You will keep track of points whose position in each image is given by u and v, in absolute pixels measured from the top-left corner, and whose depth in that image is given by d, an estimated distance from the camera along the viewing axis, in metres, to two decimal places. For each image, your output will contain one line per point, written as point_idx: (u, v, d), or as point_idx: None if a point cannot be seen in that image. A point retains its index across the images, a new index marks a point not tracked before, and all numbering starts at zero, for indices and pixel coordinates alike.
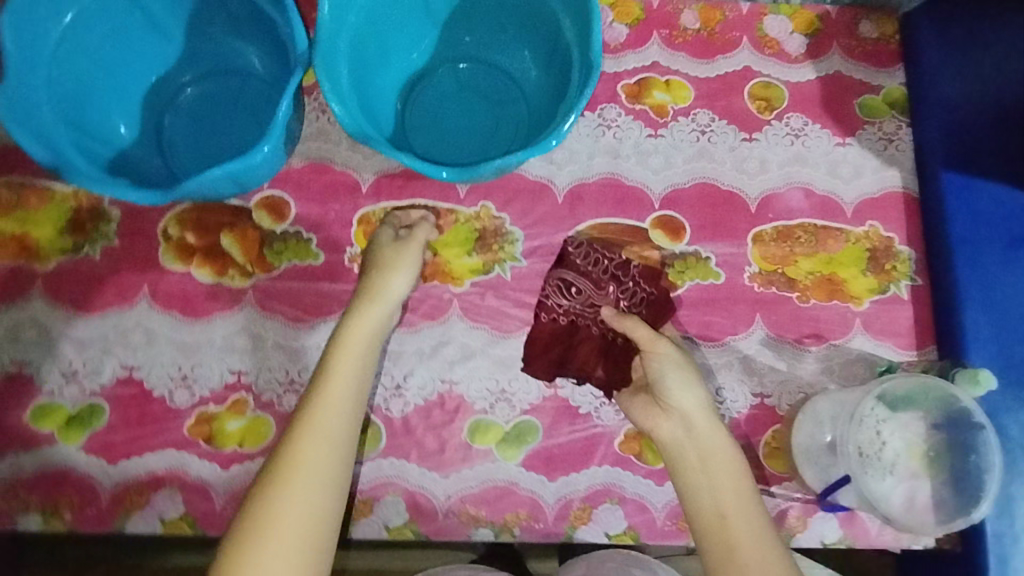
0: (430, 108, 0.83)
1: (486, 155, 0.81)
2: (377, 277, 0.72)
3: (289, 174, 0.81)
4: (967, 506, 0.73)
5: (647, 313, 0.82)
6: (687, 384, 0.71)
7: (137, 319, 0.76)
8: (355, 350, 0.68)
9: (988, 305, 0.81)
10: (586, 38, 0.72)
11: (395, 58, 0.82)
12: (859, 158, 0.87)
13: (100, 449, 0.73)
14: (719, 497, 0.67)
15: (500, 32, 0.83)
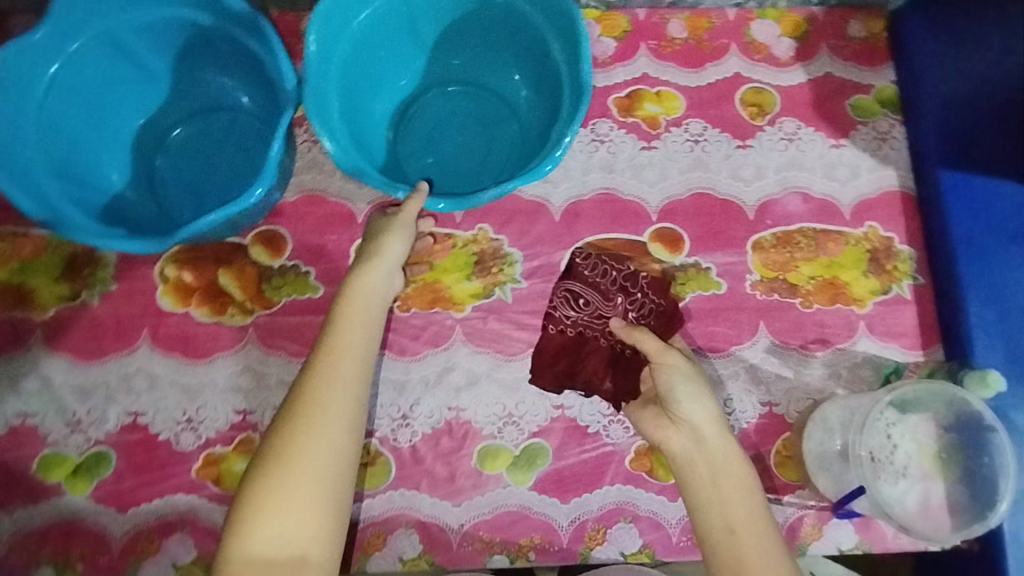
0: (421, 134, 0.83)
1: (482, 179, 0.81)
2: (377, 244, 0.70)
3: (284, 209, 0.80)
4: (983, 510, 0.72)
5: (657, 324, 0.81)
6: (696, 396, 0.70)
7: (139, 363, 0.75)
8: (362, 306, 0.66)
9: (993, 300, 0.80)
10: (575, 59, 0.72)
11: (384, 87, 0.82)
12: (854, 159, 0.87)
13: (108, 496, 0.72)
14: (728, 510, 0.65)
15: (488, 55, 0.83)
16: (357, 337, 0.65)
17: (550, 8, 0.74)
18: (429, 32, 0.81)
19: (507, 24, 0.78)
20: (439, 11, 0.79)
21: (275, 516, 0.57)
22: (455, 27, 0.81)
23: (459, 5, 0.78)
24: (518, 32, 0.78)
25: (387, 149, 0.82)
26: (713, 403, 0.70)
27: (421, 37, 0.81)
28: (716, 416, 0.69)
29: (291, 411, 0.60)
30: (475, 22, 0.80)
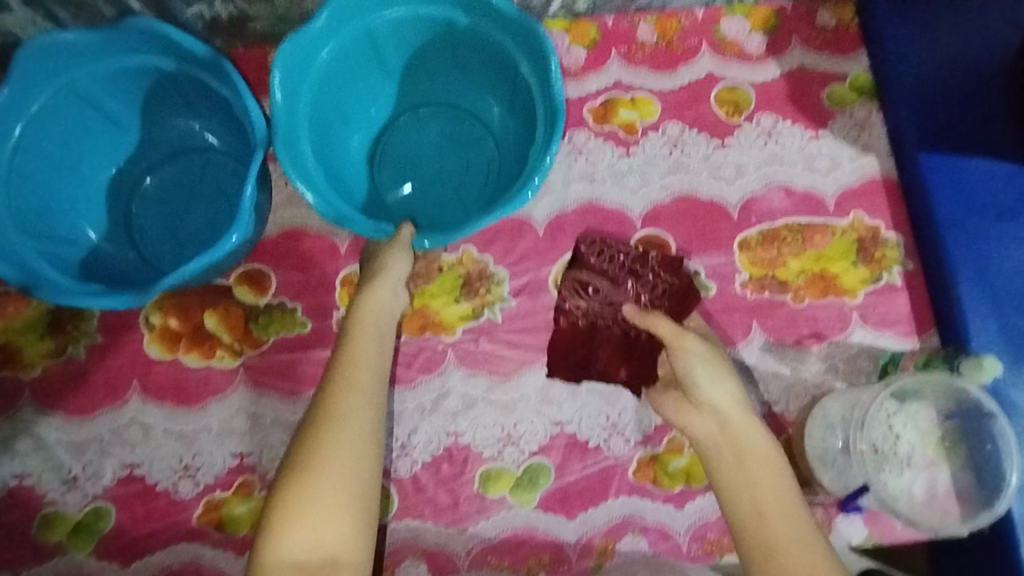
0: (398, 160, 0.83)
1: (464, 204, 0.81)
2: (380, 264, 0.69)
3: (266, 247, 0.80)
4: (989, 500, 0.71)
5: (670, 304, 0.82)
6: (718, 380, 0.67)
7: (131, 414, 0.75)
8: (374, 322, 0.64)
9: (986, 281, 0.79)
10: (546, 78, 0.72)
11: (355, 116, 0.82)
12: (835, 149, 0.87)
13: (110, 552, 0.72)
14: (758, 492, 0.59)
15: (456, 74, 0.83)
16: (370, 350, 0.62)
17: (514, 28, 0.73)
18: (396, 60, 0.80)
19: (474, 45, 0.78)
20: (404, 39, 0.78)
21: (306, 535, 0.52)
22: (422, 51, 0.80)
23: (423, 31, 0.78)
24: (485, 53, 0.78)
25: (366, 183, 0.82)
26: (738, 390, 0.67)
27: (388, 66, 0.81)
28: (740, 400, 0.66)
29: (314, 419, 0.57)
30: (441, 45, 0.79)
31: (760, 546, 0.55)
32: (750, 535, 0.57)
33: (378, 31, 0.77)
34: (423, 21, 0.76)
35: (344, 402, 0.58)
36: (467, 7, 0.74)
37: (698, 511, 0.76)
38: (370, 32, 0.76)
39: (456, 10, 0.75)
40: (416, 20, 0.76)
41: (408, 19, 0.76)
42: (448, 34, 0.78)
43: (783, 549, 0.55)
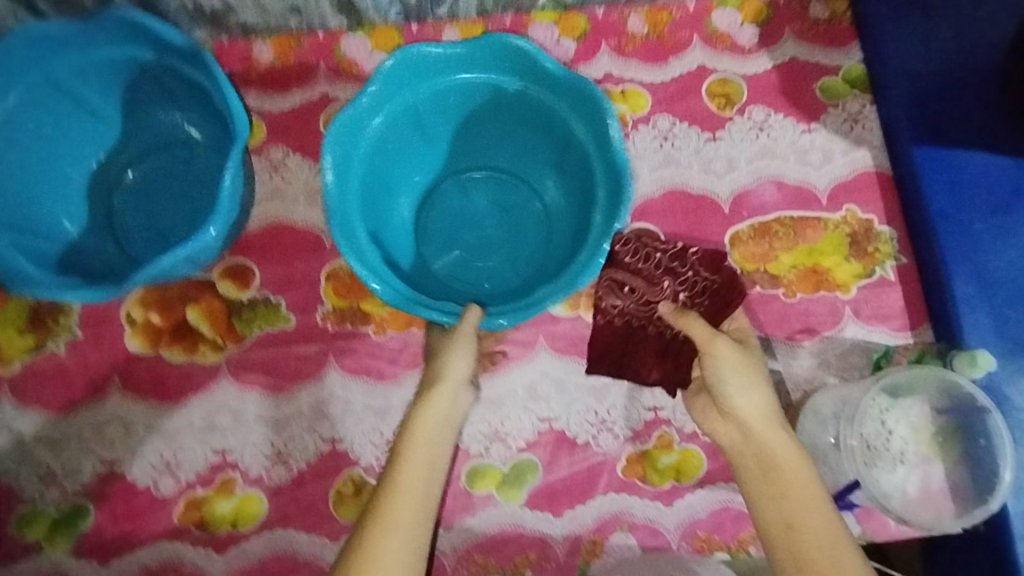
0: (443, 226, 0.82)
1: (516, 269, 0.80)
2: (438, 367, 0.68)
3: (249, 241, 0.79)
4: (983, 495, 0.70)
5: (708, 304, 0.78)
6: (751, 388, 0.66)
7: (111, 411, 0.73)
8: (425, 441, 0.64)
9: (980, 275, 0.77)
10: (602, 137, 0.73)
11: (398, 184, 0.80)
12: (827, 143, 0.86)
13: (88, 550, 0.70)
14: (799, 517, 0.61)
15: (499, 137, 0.82)
16: (419, 478, 0.63)
17: (567, 91, 0.74)
18: (439, 127, 0.80)
19: (520, 109, 0.79)
20: (447, 106, 0.79)
21: None
22: (466, 116, 0.80)
23: (468, 97, 0.78)
24: (531, 115, 0.79)
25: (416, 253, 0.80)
26: (771, 400, 0.66)
27: (431, 134, 0.81)
28: (773, 411, 0.66)
29: (348, 558, 0.59)
30: (484, 110, 0.80)
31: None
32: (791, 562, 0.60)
33: (423, 101, 0.77)
34: (468, 88, 0.77)
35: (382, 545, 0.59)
36: (514, 71, 0.76)
37: (688, 508, 0.75)
38: (415, 102, 0.77)
39: (503, 74, 0.76)
40: (461, 87, 0.77)
41: (453, 87, 0.77)
42: (493, 98, 0.78)
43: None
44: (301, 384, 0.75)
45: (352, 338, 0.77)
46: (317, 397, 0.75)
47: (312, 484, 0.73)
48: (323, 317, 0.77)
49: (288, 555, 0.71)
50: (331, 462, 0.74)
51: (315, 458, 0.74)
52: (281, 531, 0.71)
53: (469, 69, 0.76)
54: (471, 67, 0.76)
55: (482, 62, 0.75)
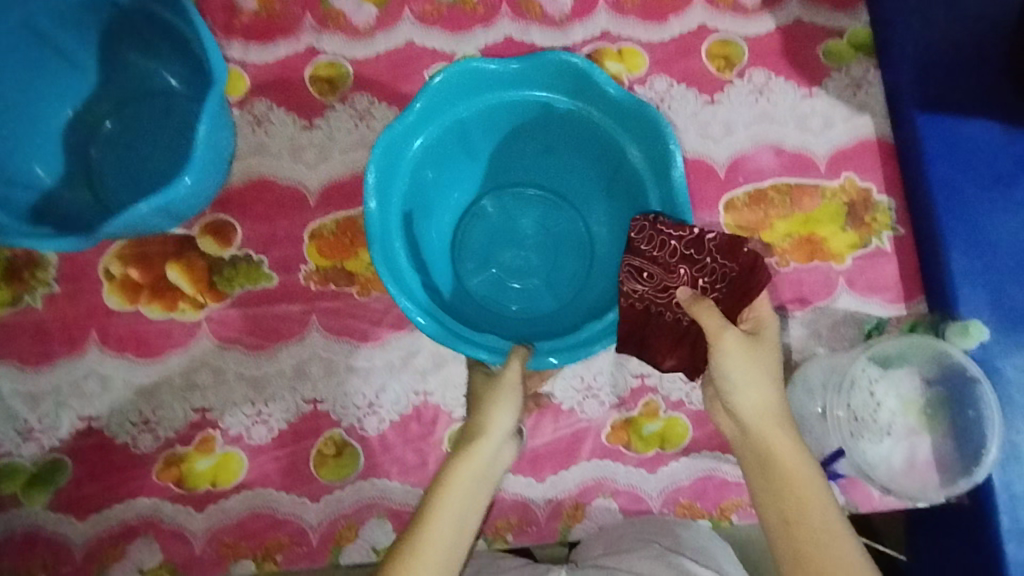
0: (481, 247, 0.77)
1: (557, 296, 0.75)
2: (480, 417, 0.62)
3: (231, 196, 0.77)
4: (969, 465, 0.69)
5: (732, 292, 0.66)
6: (753, 383, 0.58)
7: (89, 366, 0.72)
8: (462, 490, 0.58)
9: (978, 247, 0.75)
10: (659, 165, 0.69)
11: (437, 203, 0.75)
12: (828, 109, 0.83)
13: (67, 505, 0.70)
14: (811, 530, 0.54)
15: (545, 155, 0.77)
16: (447, 535, 0.56)
17: (625, 115, 0.70)
18: (484, 144, 0.76)
19: (571, 129, 0.74)
20: (495, 123, 0.74)
21: None
22: (513, 134, 0.76)
23: (517, 114, 0.74)
24: (583, 136, 0.74)
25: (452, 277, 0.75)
26: (778, 398, 0.59)
27: (475, 151, 0.76)
28: (778, 411, 0.58)
29: None
30: (533, 129, 0.75)
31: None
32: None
33: (469, 118, 0.73)
34: (519, 105, 0.73)
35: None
36: (569, 91, 0.72)
37: (671, 476, 0.74)
38: (462, 119, 0.73)
39: (557, 92, 0.72)
40: (511, 103, 0.73)
41: (503, 103, 0.73)
42: (544, 117, 0.74)
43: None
44: (283, 343, 0.74)
45: (334, 298, 0.75)
46: (298, 357, 0.74)
47: (292, 443, 0.72)
48: (306, 276, 0.75)
49: (268, 513, 0.71)
50: (312, 422, 0.73)
51: (295, 418, 0.73)
52: (261, 489, 0.71)
53: (522, 86, 0.72)
54: (524, 85, 0.72)
55: (535, 80, 0.71)
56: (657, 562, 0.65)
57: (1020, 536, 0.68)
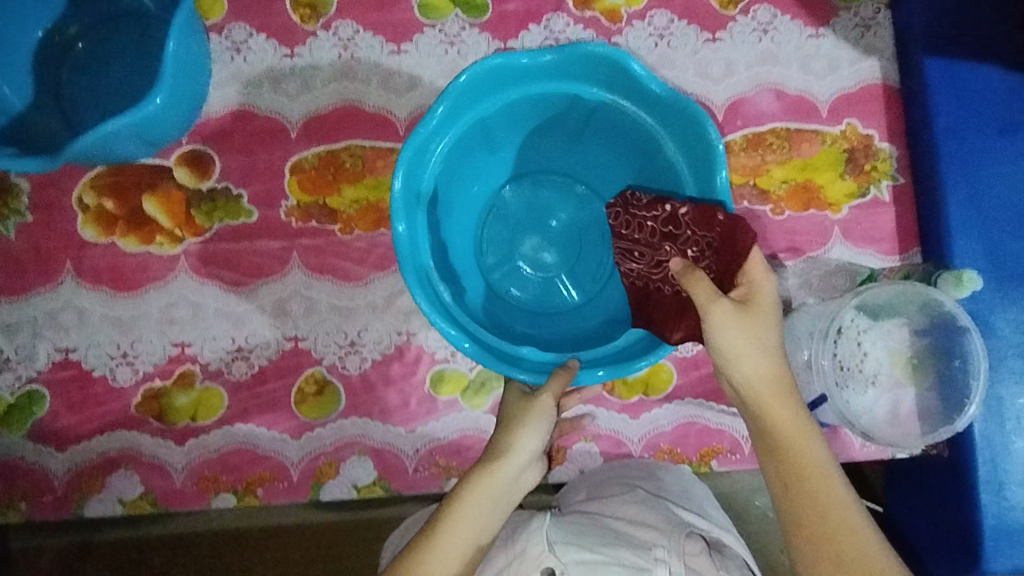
0: (504, 240, 0.73)
1: (585, 290, 0.72)
2: (509, 434, 0.62)
3: (209, 127, 0.74)
4: (952, 414, 0.69)
5: (721, 262, 0.61)
6: (756, 351, 0.55)
7: (66, 298, 0.71)
8: (478, 501, 0.58)
9: (978, 198, 0.73)
10: (699, 163, 0.64)
11: (458, 199, 0.71)
12: (834, 50, 0.79)
13: (46, 435, 0.70)
14: (824, 513, 0.52)
15: (568, 143, 0.72)
16: (457, 542, 0.56)
17: (662, 107, 0.64)
18: (507, 137, 0.71)
19: (602, 121, 0.69)
20: (519, 115, 0.69)
21: None
22: (535, 123, 0.70)
23: (544, 107, 0.68)
24: (614, 128, 0.69)
25: (476, 276, 0.71)
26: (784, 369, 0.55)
27: (498, 145, 0.71)
28: (784, 382, 0.55)
29: None
30: (561, 119, 0.70)
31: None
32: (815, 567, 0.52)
33: (495, 114, 0.67)
34: (547, 97, 0.67)
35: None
36: (601, 81, 0.66)
37: (653, 421, 0.74)
38: (486, 115, 0.67)
39: (587, 83, 0.66)
40: (539, 95, 0.67)
41: (529, 96, 0.67)
42: (574, 108, 0.68)
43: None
44: (262, 280, 0.73)
45: (316, 235, 0.73)
46: (279, 294, 0.72)
47: (273, 380, 0.71)
48: (287, 212, 0.73)
49: (249, 449, 0.71)
50: (293, 360, 0.72)
51: (276, 355, 0.72)
52: (241, 425, 0.71)
53: (551, 78, 0.66)
54: (552, 77, 0.66)
55: (560, 71, 0.65)
56: (641, 506, 0.64)
57: (997, 488, 0.68)
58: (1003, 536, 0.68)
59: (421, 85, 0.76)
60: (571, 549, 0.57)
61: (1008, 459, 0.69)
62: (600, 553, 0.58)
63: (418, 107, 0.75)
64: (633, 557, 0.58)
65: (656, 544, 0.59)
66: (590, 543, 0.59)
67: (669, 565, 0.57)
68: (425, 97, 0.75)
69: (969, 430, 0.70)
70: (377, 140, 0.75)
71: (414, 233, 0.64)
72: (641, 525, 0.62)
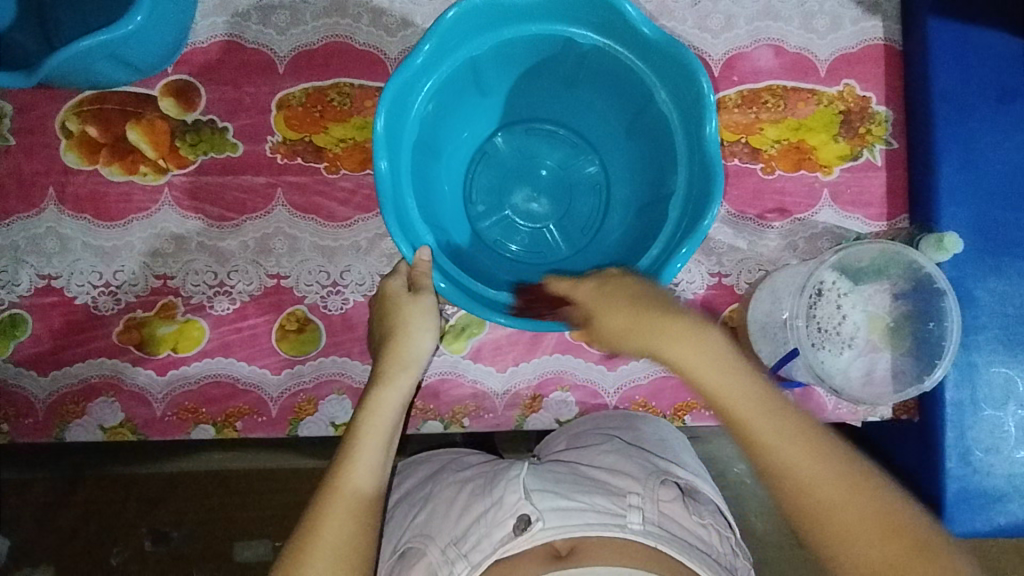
0: (493, 187, 0.74)
1: (569, 239, 0.74)
2: (389, 349, 0.63)
3: (195, 57, 0.73)
4: (922, 373, 0.70)
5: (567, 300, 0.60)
6: (636, 321, 0.53)
7: (49, 225, 0.71)
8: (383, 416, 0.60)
9: (970, 165, 0.72)
10: (690, 110, 0.62)
11: (448, 144, 0.71)
12: (837, 8, 0.78)
13: (28, 360, 0.71)
14: (771, 453, 0.49)
15: (560, 90, 0.72)
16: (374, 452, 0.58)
17: (655, 53, 0.63)
18: (498, 80, 0.70)
19: (595, 66, 0.67)
20: (509, 57, 0.67)
21: None
22: (528, 67, 0.69)
23: (536, 49, 0.67)
24: (607, 73, 0.68)
25: (463, 222, 0.72)
26: (667, 319, 0.51)
27: (488, 87, 0.70)
28: (675, 329, 0.51)
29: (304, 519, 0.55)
30: (552, 62, 0.68)
31: (806, 522, 0.49)
32: (788, 507, 0.50)
33: (485, 54, 0.66)
34: (538, 39, 0.65)
35: (333, 522, 0.54)
36: (594, 24, 0.64)
37: (629, 374, 0.75)
38: (475, 55, 0.65)
39: (581, 26, 0.64)
40: (531, 37, 0.65)
41: (520, 38, 0.65)
42: (565, 51, 0.67)
43: (829, 522, 0.48)
44: (246, 216, 0.72)
45: (301, 173, 0.73)
46: (262, 230, 0.72)
47: (254, 316, 0.72)
48: (273, 148, 0.73)
49: (229, 382, 0.71)
50: (274, 298, 0.72)
51: (257, 291, 0.72)
52: (222, 358, 0.71)
53: (542, 19, 0.64)
54: (543, 18, 0.64)
55: (553, 11, 0.63)
56: (618, 456, 0.64)
57: (962, 454, 0.70)
58: (965, 501, 0.69)
59: (412, 24, 0.74)
60: (546, 498, 0.56)
61: (974, 423, 0.70)
62: (575, 500, 0.57)
63: (408, 47, 0.74)
64: (607, 503, 0.56)
65: (630, 491, 0.58)
66: (564, 491, 0.58)
67: (643, 510, 0.56)
68: (416, 37, 0.74)
69: (941, 394, 0.70)
70: (366, 80, 0.74)
71: (398, 175, 0.63)
72: (617, 473, 0.61)
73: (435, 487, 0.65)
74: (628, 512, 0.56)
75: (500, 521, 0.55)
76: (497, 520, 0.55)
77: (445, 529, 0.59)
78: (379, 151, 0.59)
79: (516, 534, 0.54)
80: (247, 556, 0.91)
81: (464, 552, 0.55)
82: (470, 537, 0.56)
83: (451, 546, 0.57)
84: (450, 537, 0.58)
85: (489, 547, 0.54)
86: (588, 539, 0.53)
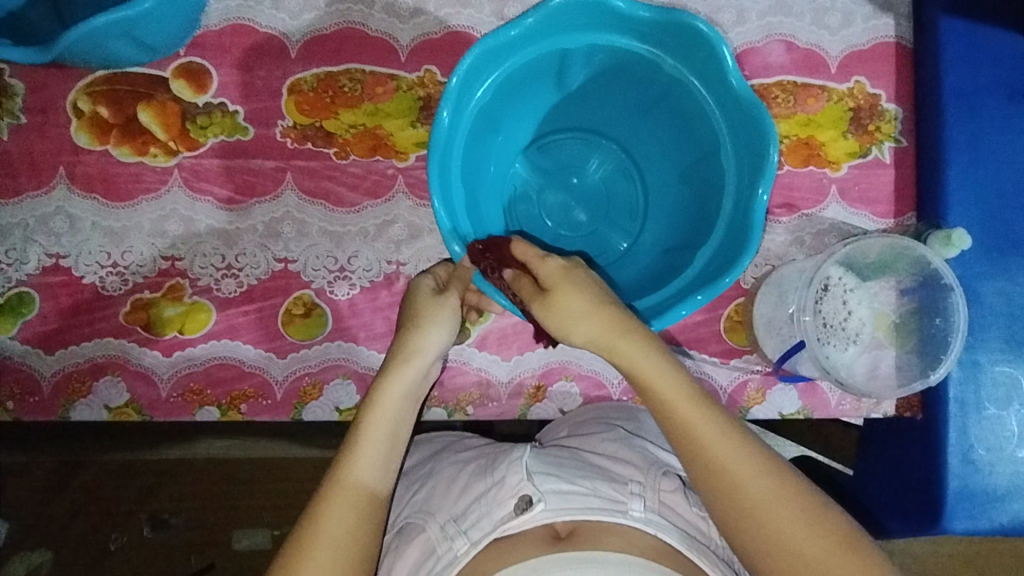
0: (535, 212, 0.74)
1: (624, 234, 0.74)
2: (403, 339, 0.60)
3: (206, 40, 0.73)
4: (939, 353, 0.70)
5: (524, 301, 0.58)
6: (583, 316, 0.53)
7: (58, 204, 0.72)
8: (391, 416, 0.57)
9: (979, 165, 0.72)
10: (709, 68, 0.63)
11: (484, 181, 0.70)
12: (850, 5, 0.78)
13: (35, 337, 0.71)
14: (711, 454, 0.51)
15: (559, 102, 0.72)
16: (381, 450, 0.56)
17: (651, 31, 0.63)
18: (505, 115, 0.70)
19: (592, 66, 0.67)
20: (513, 87, 0.67)
21: None
22: (528, 88, 0.69)
23: (539, 66, 0.66)
24: (606, 69, 0.68)
25: None
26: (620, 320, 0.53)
27: (499, 124, 0.70)
28: (622, 328, 0.53)
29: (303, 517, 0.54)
30: (547, 75, 0.68)
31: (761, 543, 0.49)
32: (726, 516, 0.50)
33: (494, 94, 0.65)
34: (538, 58, 0.65)
35: (333, 516, 0.53)
36: (585, 25, 0.64)
37: None
38: (484, 99, 0.65)
39: (572, 33, 0.64)
40: (530, 61, 0.65)
41: (520, 66, 0.65)
42: (562, 61, 0.66)
43: (768, 532, 0.49)
44: (255, 199, 0.72)
45: (311, 157, 0.73)
46: (271, 214, 0.72)
47: (261, 300, 0.72)
48: (284, 132, 0.73)
49: (234, 364, 0.72)
50: (282, 282, 0.72)
51: (265, 275, 0.72)
52: (227, 340, 0.71)
53: (532, 41, 0.64)
54: (537, 38, 0.64)
55: (543, 30, 0.63)
56: (620, 444, 0.64)
57: (964, 452, 0.70)
58: (966, 498, 0.69)
59: (425, 13, 0.74)
60: (549, 480, 0.56)
61: (976, 422, 0.70)
62: (576, 484, 0.57)
63: (421, 34, 0.74)
64: (609, 490, 0.57)
65: (632, 480, 0.59)
66: (567, 475, 0.58)
67: (644, 498, 0.56)
68: (429, 25, 0.74)
69: (945, 391, 0.71)
70: (378, 66, 0.74)
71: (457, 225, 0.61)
72: (619, 461, 0.61)
73: (436, 467, 0.65)
74: (630, 500, 0.56)
75: (501, 500, 0.56)
76: (498, 499, 0.56)
77: (445, 507, 0.59)
78: (446, 225, 0.59)
79: (517, 514, 0.54)
80: (245, 544, 0.91)
81: (464, 529, 0.56)
82: (470, 515, 0.56)
83: (451, 522, 0.57)
84: (449, 514, 0.58)
85: (489, 525, 0.55)
86: (588, 522, 0.53)
